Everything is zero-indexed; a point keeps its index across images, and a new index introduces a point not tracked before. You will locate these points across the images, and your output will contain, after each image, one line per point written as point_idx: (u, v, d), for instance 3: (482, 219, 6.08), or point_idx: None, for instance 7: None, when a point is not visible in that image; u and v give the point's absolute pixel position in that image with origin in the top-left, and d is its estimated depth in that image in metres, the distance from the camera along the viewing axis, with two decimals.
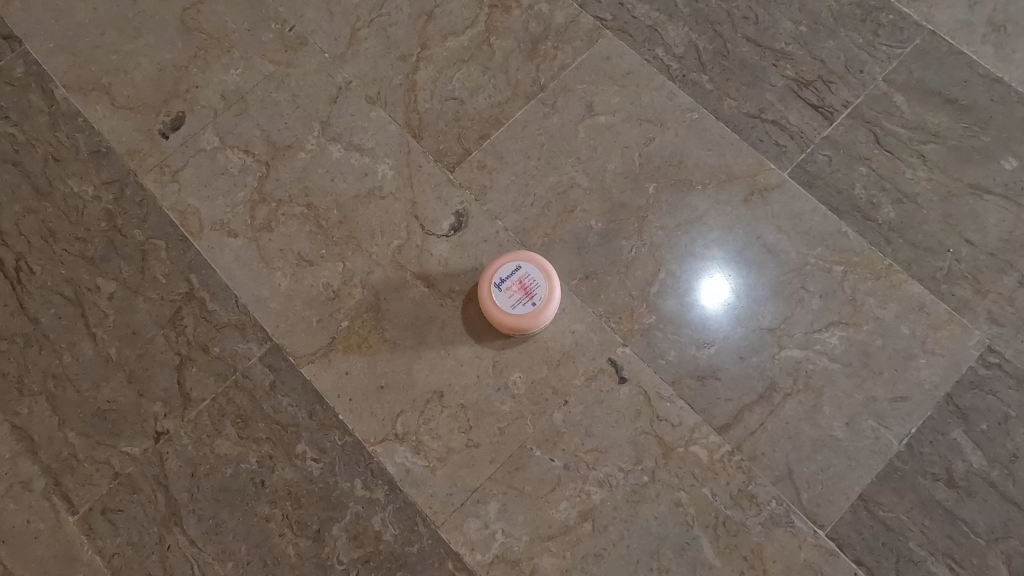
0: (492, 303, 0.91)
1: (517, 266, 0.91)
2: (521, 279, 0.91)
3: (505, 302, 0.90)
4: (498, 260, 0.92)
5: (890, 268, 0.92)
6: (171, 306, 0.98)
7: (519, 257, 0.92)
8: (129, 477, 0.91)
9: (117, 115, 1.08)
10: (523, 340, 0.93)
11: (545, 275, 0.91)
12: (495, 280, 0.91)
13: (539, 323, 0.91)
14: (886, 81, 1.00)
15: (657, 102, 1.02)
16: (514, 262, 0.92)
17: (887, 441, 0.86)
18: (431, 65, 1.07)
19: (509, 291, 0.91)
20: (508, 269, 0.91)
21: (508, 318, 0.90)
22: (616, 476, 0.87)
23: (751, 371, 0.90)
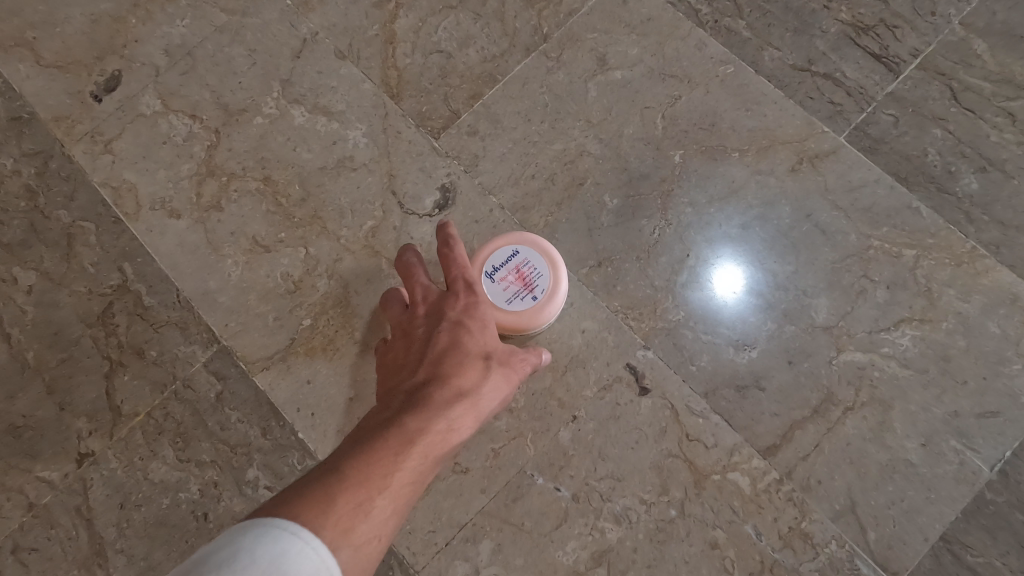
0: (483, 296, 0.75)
1: (514, 252, 0.76)
2: (518, 266, 0.75)
3: (499, 295, 0.75)
4: (489, 244, 0.77)
5: (974, 252, 0.75)
6: (101, 301, 0.82)
7: (516, 241, 0.76)
8: (46, 508, 0.75)
9: (42, 75, 0.91)
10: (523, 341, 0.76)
11: (548, 262, 0.76)
12: (488, 268, 0.76)
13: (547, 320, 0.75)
14: (964, 25, 0.82)
15: (683, 53, 0.85)
16: (511, 246, 0.76)
17: (974, 468, 0.69)
18: (412, 12, 0.89)
19: (504, 281, 0.75)
20: (503, 254, 0.76)
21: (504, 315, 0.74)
22: (637, 510, 0.71)
23: (802, 380, 0.73)
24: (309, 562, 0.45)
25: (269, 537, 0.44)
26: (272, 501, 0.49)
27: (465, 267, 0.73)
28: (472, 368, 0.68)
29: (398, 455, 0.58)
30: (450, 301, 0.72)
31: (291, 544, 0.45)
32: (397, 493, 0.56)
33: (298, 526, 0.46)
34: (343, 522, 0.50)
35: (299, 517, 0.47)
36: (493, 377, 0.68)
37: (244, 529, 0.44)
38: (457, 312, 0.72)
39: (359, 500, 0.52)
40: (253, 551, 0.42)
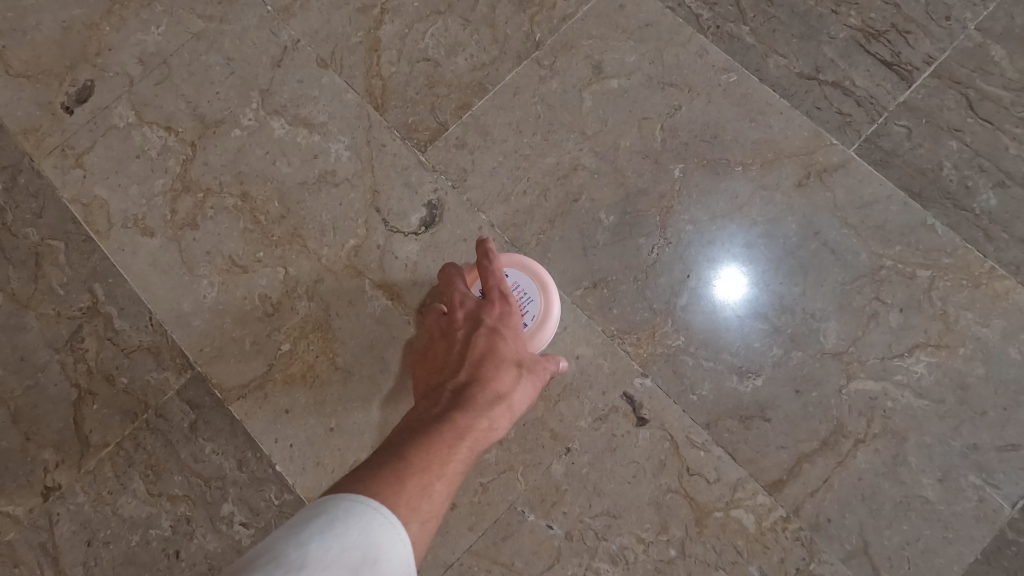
0: None
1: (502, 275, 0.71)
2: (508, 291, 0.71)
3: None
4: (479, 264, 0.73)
5: (993, 273, 0.71)
6: (69, 324, 0.78)
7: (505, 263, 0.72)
8: (9, 546, 0.71)
9: (11, 85, 0.87)
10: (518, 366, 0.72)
11: (539, 285, 0.71)
12: None
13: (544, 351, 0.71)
14: (981, 30, 0.78)
15: (683, 61, 0.81)
16: None
17: (995, 506, 0.65)
18: (397, 18, 0.85)
19: None
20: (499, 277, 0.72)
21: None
22: (634, 549, 0.67)
23: (810, 410, 0.69)
24: (394, 534, 0.42)
25: (355, 510, 0.42)
26: (346, 481, 0.46)
27: (500, 275, 0.68)
28: (509, 371, 0.62)
29: (448, 449, 0.53)
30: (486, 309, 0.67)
31: (374, 518, 0.42)
32: (450, 486, 0.51)
33: (377, 503, 0.44)
34: (411, 501, 0.46)
35: (376, 494, 0.45)
36: (526, 384, 0.63)
37: (330, 502, 0.42)
38: (491, 319, 0.66)
39: (424, 483, 0.49)
40: (345, 522, 0.40)
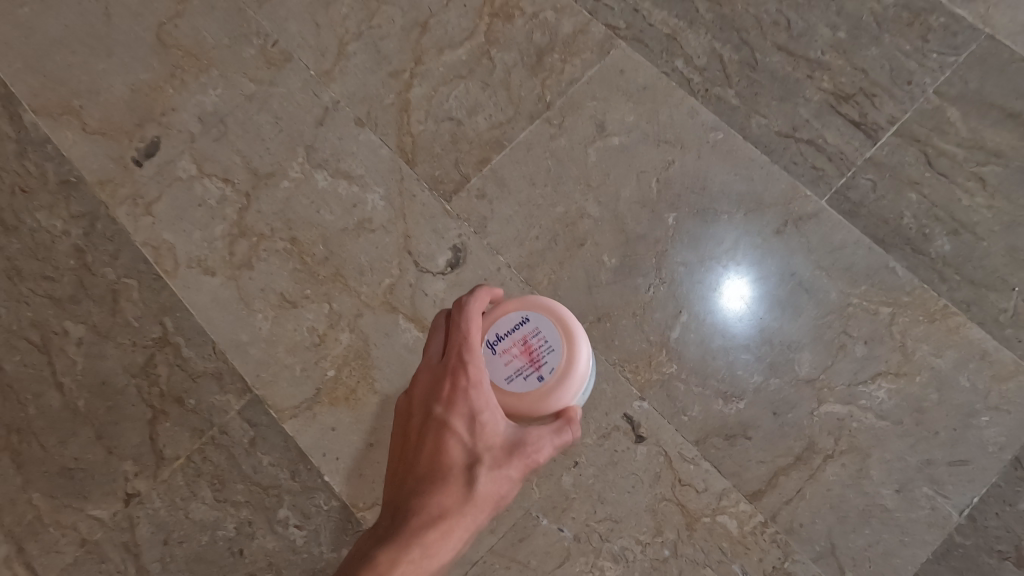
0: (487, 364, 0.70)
1: (526, 320, 0.71)
2: (528, 334, 0.71)
3: (501, 368, 0.70)
4: (493, 312, 0.72)
5: (946, 310, 0.81)
6: (143, 352, 0.90)
7: (529, 310, 0.72)
8: (97, 544, 0.83)
9: (88, 141, 1.00)
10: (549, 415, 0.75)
11: (563, 336, 0.71)
12: (495, 336, 0.71)
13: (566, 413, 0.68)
14: (938, 93, 0.89)
15: (676, 120, 0.92)
16: (524, 314, 0.72)
17: (945, 513, 0.75)
18: (425, 82, 0.97)
19: (511, 351, 0.70)
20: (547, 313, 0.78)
21: (505, 394, 0.69)
22: (633, 549, 0.78)
23: (786, 429, 0.79)
24: None
25: None
26: None
27: (470, 347, 0.67)
28: (457, 480, 0.65)
29: None
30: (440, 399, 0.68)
31: None
32: None
33: None
34: None
35: None
36: (482, 484, 0.65)
37: None
38: (444, 412, 0.67)
39: None
40: None
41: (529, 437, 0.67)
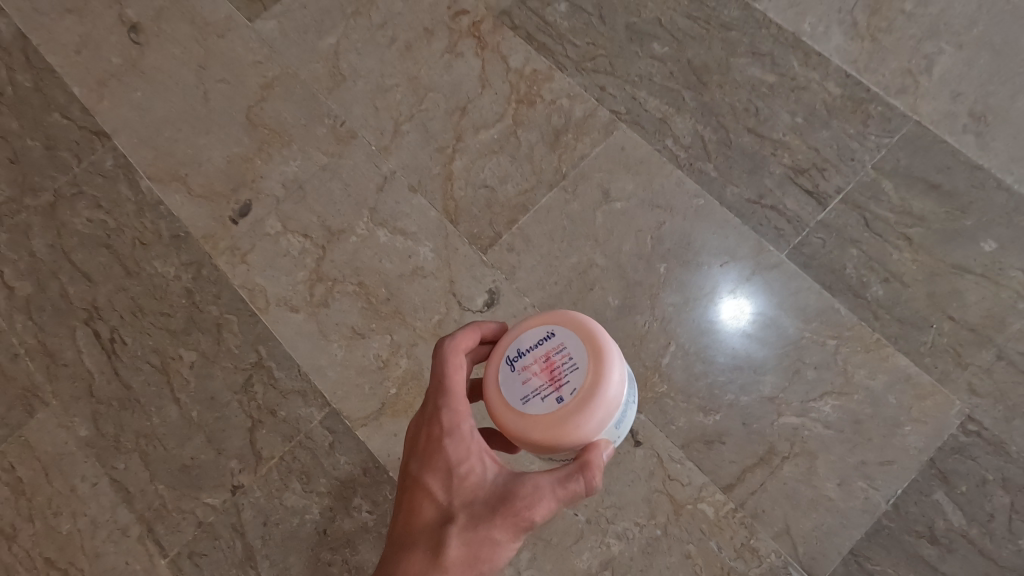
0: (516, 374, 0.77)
1: (556, 339, 0.77)
2: (555, 355, 0.77)
3: (521, 388, 0.76)
4: (523, 331, 0.79)
5: (879, 342, 1.03)
6: (243, 374, 1.13)
7: (558, 330, 0.78)
8: (211, 525, 1.06)
9: (193, 202, 1.25)
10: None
11: (587, 358, 0.76)
12: (526, 350, 0.78)
13: (587, 443, 0.73)
14: (875, 168, 1.11)
15: (666, 188, 1.15)
16: (553, 332, 0.78)
17: (875, 501, 0.96)
18: (464, 155, 1.21)
19: (537, 367, 0.77)
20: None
21: (522, 416, 0.75)
22: (633, 529, 0.99)
23: (752, 436, 1.01)
24: None
25: None
26: None
27: (446, 400, 0.76)
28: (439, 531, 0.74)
29: None
30: (426, 455, 0.77)
31: None
32: None
33: None
34: None
35: None
36: (459, 535, 0.73)
37: None
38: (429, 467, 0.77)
39: None
40: None
41: (503, 489, 0.74)
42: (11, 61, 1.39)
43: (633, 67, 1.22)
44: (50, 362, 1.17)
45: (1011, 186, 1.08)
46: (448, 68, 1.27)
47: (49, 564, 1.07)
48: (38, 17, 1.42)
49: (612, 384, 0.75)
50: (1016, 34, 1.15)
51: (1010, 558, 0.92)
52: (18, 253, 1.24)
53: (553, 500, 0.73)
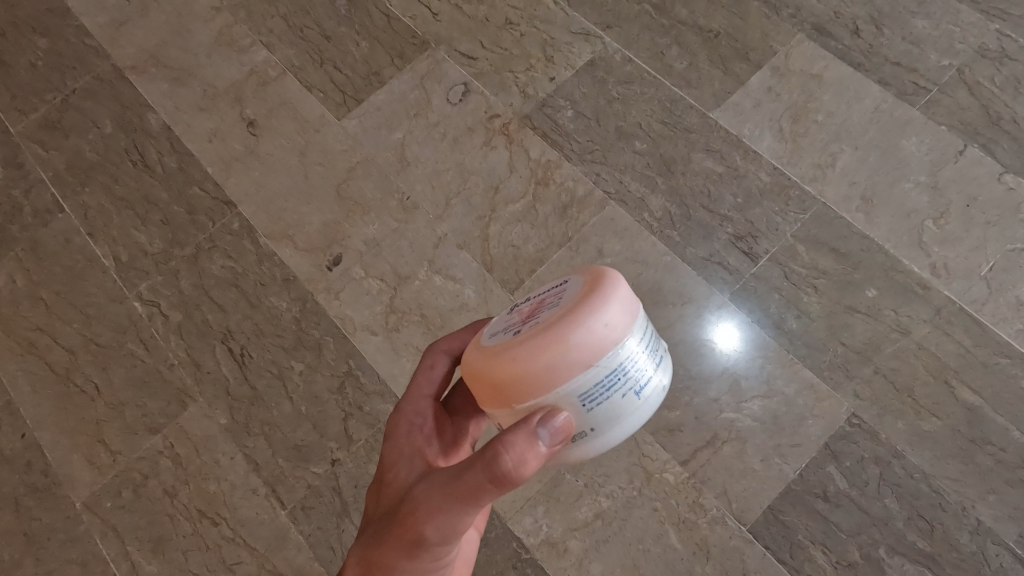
0: (516, 312, 0.90)
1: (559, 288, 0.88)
2: (547, 301, 0.87)
3: (506, 325, 0.88)
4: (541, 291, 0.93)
5: (793, 361, 1.45)
6: (338, 379, 1.57)
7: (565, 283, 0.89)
8: (317, 486, 1.49)
9: (299, 254, 1.71)
10: (586, 451, 0.82)
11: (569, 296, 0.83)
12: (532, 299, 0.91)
13: (518, 369, 0.78)
14: (793, 236, 1.56)
15: (644, 248, 1.59)
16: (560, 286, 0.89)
17: (787, 472, 1.37)
18: (498, 222, 1.67)
19: (531, 307, 0.88)
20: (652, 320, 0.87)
21: (493, 340, 0.86)
22: (617, 490, 1.40)
23: (703, 426, 1.42)
24: None
25: None
26: None
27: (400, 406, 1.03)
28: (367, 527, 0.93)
29: None
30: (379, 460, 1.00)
31: None
32: None
33: None
34: None
35: None
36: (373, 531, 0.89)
37: None
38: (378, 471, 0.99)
39: None
40: None
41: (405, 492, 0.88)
42: (161, 147, 1.87)
43: (620, 160, 1.69)
44: (197, 370, 1.61)
45: (889, 250, 1.51)
46: (485, 158, 1.74)
47: (201, 514, 1.49)
48: (179, 114, 1.91)
49: (573, 341, 0.77)
50: (895, 140, 1.61)
51: (879, 511, 1.33)
52: (171, 290, 1.70)
53: (438, 502, 0.81)
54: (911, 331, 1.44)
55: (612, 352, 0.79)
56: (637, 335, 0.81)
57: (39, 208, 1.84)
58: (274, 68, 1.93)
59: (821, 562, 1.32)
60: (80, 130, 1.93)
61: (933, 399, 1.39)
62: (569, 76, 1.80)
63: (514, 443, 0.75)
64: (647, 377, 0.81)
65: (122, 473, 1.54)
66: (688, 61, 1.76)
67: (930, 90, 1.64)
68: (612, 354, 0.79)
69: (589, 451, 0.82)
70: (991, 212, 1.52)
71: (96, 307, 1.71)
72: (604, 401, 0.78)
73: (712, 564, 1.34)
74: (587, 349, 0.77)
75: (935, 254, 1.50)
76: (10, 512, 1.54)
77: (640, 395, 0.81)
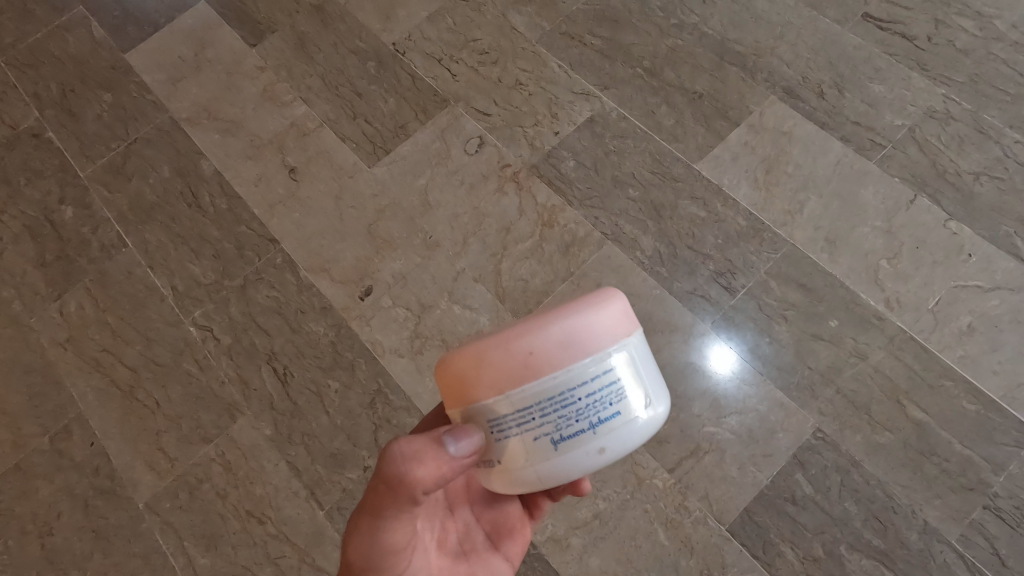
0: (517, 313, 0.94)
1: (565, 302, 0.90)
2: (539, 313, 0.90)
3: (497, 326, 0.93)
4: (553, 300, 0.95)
5: (765, 381, 1.67)
6: (369, 396, 1.80)
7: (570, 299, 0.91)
8: (351, 490, 1.70)
9: (334, 285, 1.95)
10: (502, 478, 0.86)
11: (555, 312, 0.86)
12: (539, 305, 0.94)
13: (468, 369, 0.84)
14: (766, 273, 1.79)
15: (636, 282, 1.83)
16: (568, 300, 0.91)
17: (760, 478, 1.59)
18: (509, 259, 1.91)
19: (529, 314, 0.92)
20: (614, 372, 0.83)
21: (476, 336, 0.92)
22: (613, 494, 1.61)
23: (687, 438, 1.64)
24: None
25: None
26: None
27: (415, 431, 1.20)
28: None
29: None
30: None
31: None
32: None
33: None
34: None
35: None
36: None
37: None
38: None
39: None
40: None
41: None
42: (213, 190, 2.13)
43: (616, 205, 1.94)
44: (245, 387, 1.84)
45: (849, 286, 1.74)
46: (498, 202, 1.99)
47: (249, 513, 1.71)
48: (229, 160, 2.18)
49: (492, 361, 0.82)
50: (855, 190, 1.85)
51: (839, 513, 1.54)
52: (222, 316, 1.94)
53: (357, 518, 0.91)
54: (868, 356, 1.66)
55: (530, 386, 0.81)
56: (570, 378, 0.81)
57: (105, 243, 2.09)
58: (313, 121, 2.20)
59: (789, 556, 1.53)
60: (141, 174, 2.19)
61: (887, 416, 1.61)
62: (571, 131, 2.06)
63: (402, 450, 0.83)
64: (572, 426, 0.81)
65: (179, 477, 1.77)
66: (675, 119, 2.02)
67: (885, 146, 1.90)
68: (529, 387, 0.81)
69: (507, 480, 0.86)
70: (938, 252, 1.75)
71: (156, 331, 1.95)
72: (514, 431, 0.83)
73: (696, 558, 1.54)
74: (503, 373, 0.82)
75: (889, 289, 1.73)
76: (80, 511, 1.76)
77: (557, 442, 0.82)
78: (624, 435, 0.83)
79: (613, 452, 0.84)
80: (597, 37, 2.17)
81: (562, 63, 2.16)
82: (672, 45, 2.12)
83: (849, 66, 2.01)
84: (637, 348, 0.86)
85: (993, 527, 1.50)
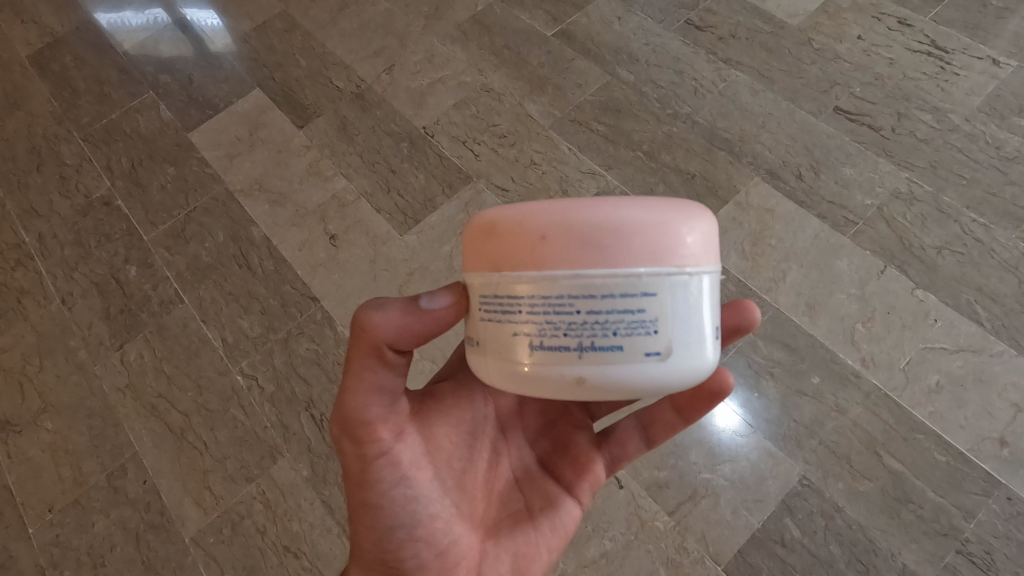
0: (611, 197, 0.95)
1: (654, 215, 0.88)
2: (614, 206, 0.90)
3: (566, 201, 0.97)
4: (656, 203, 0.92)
5: (755, 432, 1.86)
6: None
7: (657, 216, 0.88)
8: None
9: None
10: (479, 358, 0.97)
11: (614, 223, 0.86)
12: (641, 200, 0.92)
13: (498, 228, 0.92)
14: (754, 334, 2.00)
15: None
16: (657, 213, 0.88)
17: (752, 522, 1.75)
18: None
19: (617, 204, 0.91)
20: (629, 303, 0.85)
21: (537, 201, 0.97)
22: (618, 535, 1.77)
23: (686, 483, 1.81)
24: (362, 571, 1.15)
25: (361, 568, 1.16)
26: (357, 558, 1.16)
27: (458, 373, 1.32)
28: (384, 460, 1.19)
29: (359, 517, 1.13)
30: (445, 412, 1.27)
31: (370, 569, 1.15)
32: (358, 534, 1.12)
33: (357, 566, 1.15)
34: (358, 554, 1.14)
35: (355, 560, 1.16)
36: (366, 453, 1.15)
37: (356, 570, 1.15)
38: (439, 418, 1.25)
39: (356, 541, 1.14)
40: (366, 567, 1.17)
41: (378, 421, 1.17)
42: (261, 253, 2.41)
43: None
44: (285, 430, 2.05)
45: (829, 346, 1.95)
46: None
47: (286, 548, 1.90)
48: (277, 227, 2.46)
49: (511, 230, 0.90)
50: (832, 261, 2.09)
51: (825, 555, 1.71)
52: (266, 366, 2.17)
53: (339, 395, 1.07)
54: (847, 410, 1.85)
55: (532, 277, 0.88)
56: (577, 285, 0.86)
57: (164, 299, 2.35)
58: (352, 194, 2.50)
59: None
60: (198, 238, 2.48)
61: (865, 466, 1.78)
62: None
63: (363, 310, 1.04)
64: (562, 335, 0.87)
65: (223, 514, 1.95)
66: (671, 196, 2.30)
67: (856, 222, 2.15)
68: (528, 273, 0.88)
69: (482, 365, 0.96)
70: (906, 317, 1.97)
71: (206, 379, 2.17)
72: (503, 318, 0.92)
73: None
74: (515, 252, 0.89)
75: (864, 349, 1.94)
76: (132, 544, 1.94)
77: (541, 342, 0.88)
78: (609, 372, 0.87)
79: (592, 381, 0.88)
80: (601, 124, 2.49)
81: (571, 146, 2.47)
82: (667, 132, 2.43)
83: (823, 152, 2.30)
84: (666, 292, 0.86)
85: (965, 570, 1.66)
